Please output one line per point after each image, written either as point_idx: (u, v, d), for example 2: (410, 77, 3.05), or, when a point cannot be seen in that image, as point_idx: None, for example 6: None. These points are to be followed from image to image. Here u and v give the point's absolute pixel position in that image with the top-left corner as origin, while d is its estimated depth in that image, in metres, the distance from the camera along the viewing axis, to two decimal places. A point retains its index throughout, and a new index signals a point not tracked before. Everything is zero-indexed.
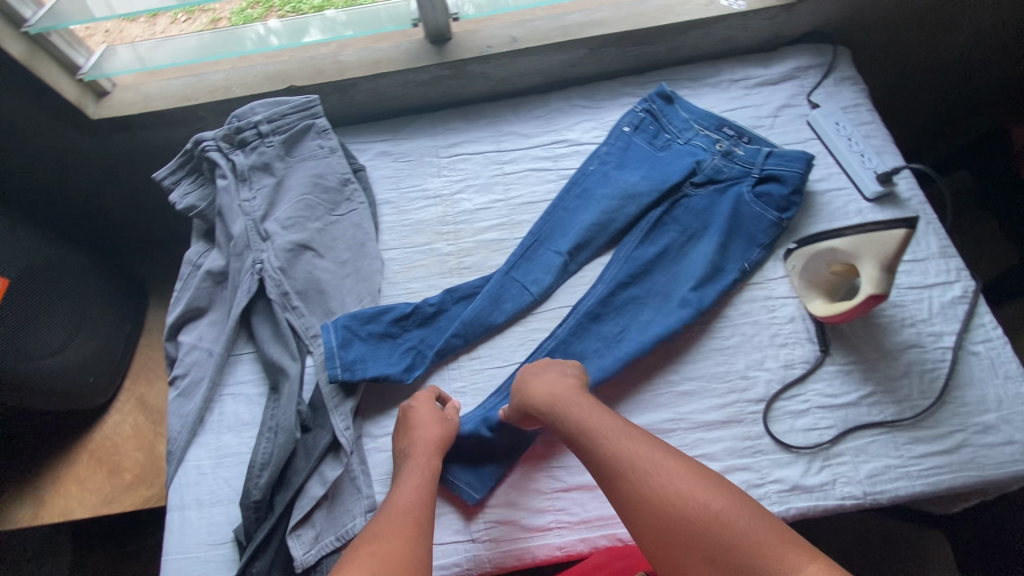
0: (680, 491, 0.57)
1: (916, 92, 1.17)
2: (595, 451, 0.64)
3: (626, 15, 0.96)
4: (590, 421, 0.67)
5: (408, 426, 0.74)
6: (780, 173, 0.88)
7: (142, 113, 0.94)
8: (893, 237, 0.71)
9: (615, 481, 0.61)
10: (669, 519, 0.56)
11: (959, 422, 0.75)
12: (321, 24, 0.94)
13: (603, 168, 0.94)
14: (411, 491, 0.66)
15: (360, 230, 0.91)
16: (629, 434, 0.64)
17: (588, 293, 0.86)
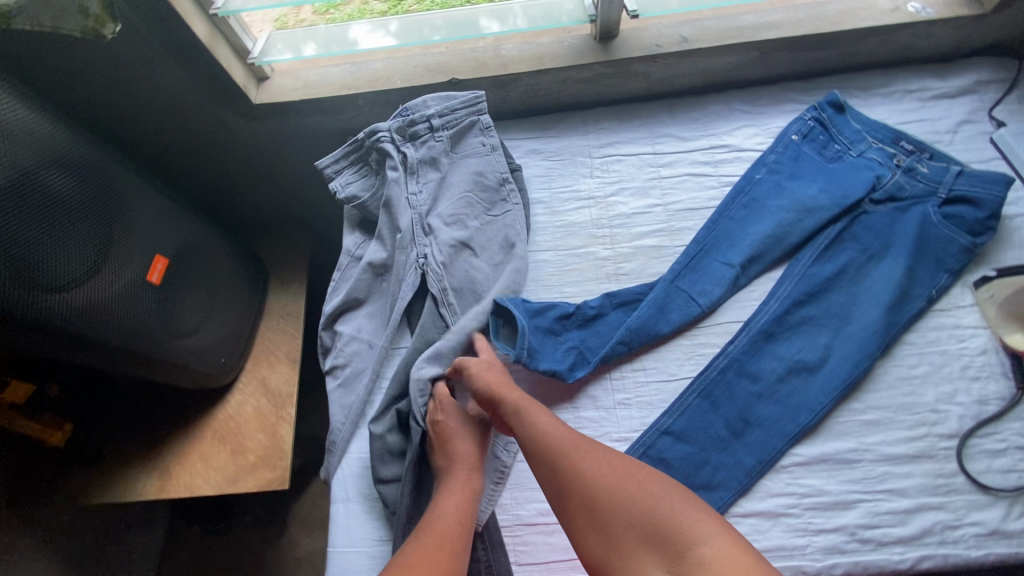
0: (609, 475, 0.60)
1: None
2: (531, 443, 0.66)
3: (804, 18, 0.91)
4: (525, 410, 0.68)
5: (442, 438, 0.72)
6: (974, 195, 0.81)
7: (302, 99, 0.93)
8: None
9: (548, 472, 0.63)
10: (599, 497, 0.58)
11: None
12: (480, 17, 0.93)
13: (772, 177, 0.90)
14: (446, 509, 0.65)
15: (515, 230, 0.87)
16: (556, 424, 0.67)
17: (760, 309, 0.82)
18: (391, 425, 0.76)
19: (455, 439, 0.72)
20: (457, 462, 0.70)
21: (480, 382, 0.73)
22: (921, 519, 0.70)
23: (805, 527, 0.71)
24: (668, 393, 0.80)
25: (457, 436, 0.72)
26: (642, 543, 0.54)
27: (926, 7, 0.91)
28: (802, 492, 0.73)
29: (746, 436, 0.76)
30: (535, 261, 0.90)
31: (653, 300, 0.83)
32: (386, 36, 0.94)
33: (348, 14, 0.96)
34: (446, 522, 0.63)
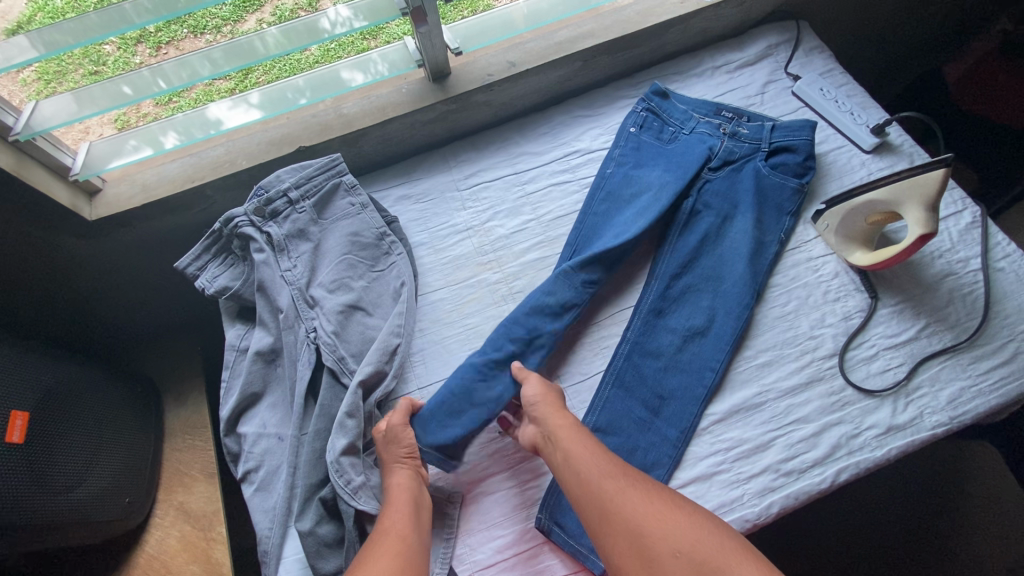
0: (660, 508, 0.61)
1: None
2: (572, 466, 0.68)
3: (611, 23, 1.00)
4: (565, 434, 0.70)
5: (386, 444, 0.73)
6: (789, 143, 0.92)
7: (144, 204, 0.88)
8: (932, 179, 0.76)
9: (587, 496, 0.65)
10: (643, 525, 0.60)
11: (1008, 333, 0.82)
12: (331, 76, 0.93)
13: (621, 169, 0.96)
14: (404, 500, 0.67)
15: (403, 281, 0.88)
16: (598, 453, 0.68)
17: (646, 291, 0.88)
18: (320, 516, 0.72)
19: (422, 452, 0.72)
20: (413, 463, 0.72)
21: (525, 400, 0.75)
22: (829, 437, 0.77)
23: (737, 478, 0.75)
24: (587, 393, 0.82)
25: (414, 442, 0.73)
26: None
27: None
28: (727, 447, 0.77)
29: (665, 411, 0.80)
30: (430, 303, 0.89)
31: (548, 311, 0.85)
32: (249, 108, 0.91)
33: (194, 99, 0.92)
34: (401, 512, 0.66)
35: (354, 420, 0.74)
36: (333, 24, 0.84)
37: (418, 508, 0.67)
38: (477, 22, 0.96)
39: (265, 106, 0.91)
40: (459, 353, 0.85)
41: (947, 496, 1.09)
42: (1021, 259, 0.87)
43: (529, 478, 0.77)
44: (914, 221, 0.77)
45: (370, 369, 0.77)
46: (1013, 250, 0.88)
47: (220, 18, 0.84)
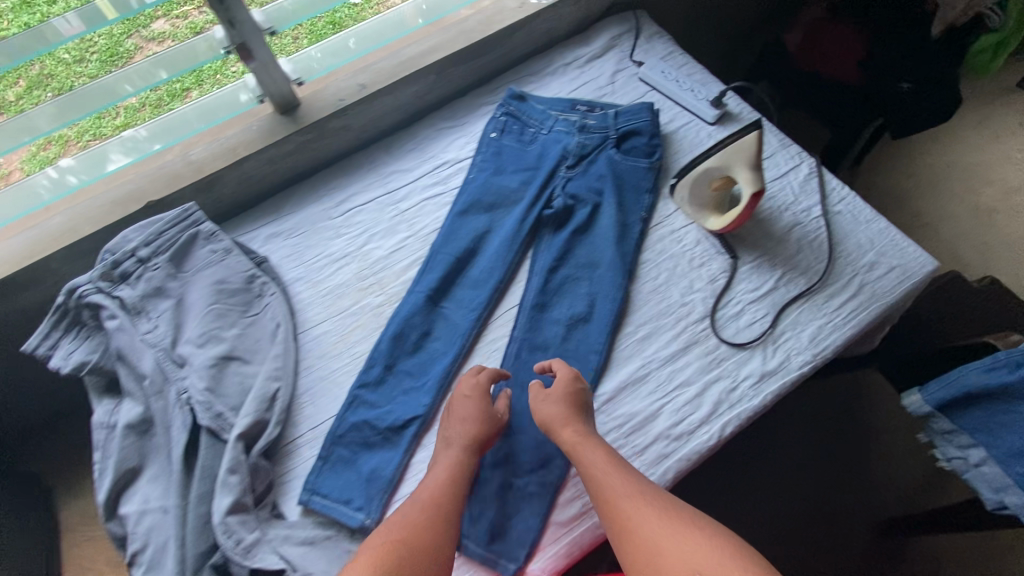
0: (674, 528, 0.62)
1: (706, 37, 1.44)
2: (592, 481, 0.69)
3: (455, 35, 1.02)
4: (586, 447, 0.71)
5: (450, 415, 0.76)
6: (635, 126, 0.99)
7: None
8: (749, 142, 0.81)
9: (607, 510, 0.66)
10: (660, 542, 0.61)
11: (852, 269, 0.90)
12: (195, 111, 0.92)
13: (482, 175, 0.99)
14: (434, 481, 0.69)
15: (278, 321, 0.86)
16: (619, 467, 0.69)
17: (527, 289, 0.90)
18: None
19: (473, 422, 0.74)
20: (452, 441, 0.73)
21: (546, 399, 0.76)
22: (710, 395, 0.82)
23: (633, 452, 0.78)
24: None
25: (464, 420, 0.74)
26: None
27: None
28: (619, 424, 0.80)
29: None
30: (313, 338, 0.87)
31: (421, 323, 0.86)
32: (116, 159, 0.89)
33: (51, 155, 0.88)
34: (431, 491, 0.68)
35: (238, 475, 0.71)
36: (179, 60, 0.85)
37: (456, 482, 0.69)
38: (324, 46, 0.97)
39: (125, 151, 0.90)
40: (349, 384, 0.83)
41: (852, 418, 1.25)
42: (853, 199, 0.96)
43: None
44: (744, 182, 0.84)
45: (249, 420, 0.75)
46: (845, 192, 0.97)
47: (86, 75, 0.82)
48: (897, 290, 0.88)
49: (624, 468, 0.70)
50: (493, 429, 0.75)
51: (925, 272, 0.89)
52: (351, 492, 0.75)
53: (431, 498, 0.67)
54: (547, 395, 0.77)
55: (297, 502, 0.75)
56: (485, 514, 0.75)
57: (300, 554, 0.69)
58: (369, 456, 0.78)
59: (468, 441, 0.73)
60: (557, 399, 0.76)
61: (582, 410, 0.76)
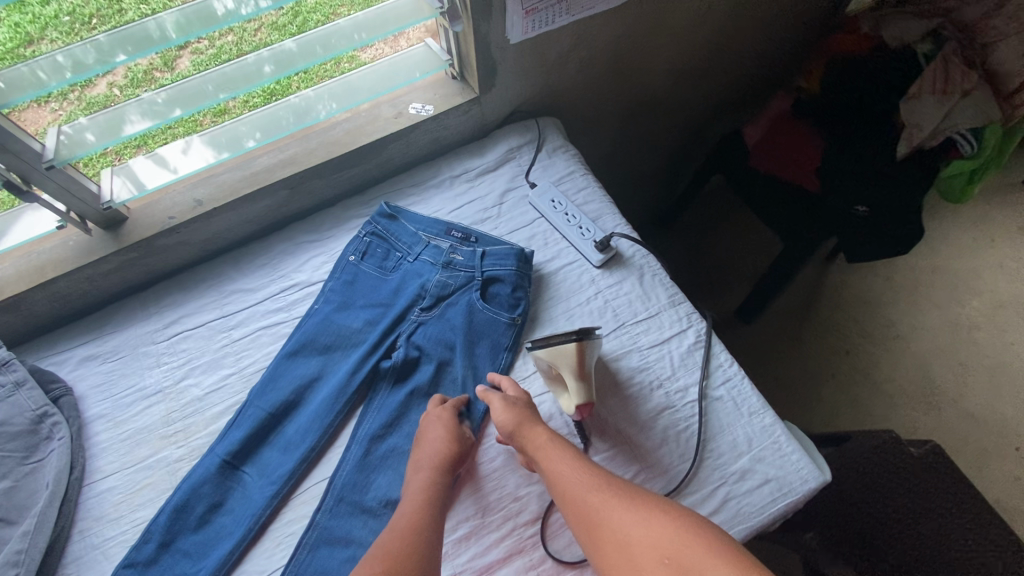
0: (633, 515, 0.59)
1: (654, 119, 1.33)
2: (554, 483, 0.67)
3: (316, 146, 0.92)
4: (543, 450, 0.71)
5: (420, 439, 0.76)
6: (499, 273, 0.88)
7: None
8: (570, 352, 0.73)
9: (577, 511, 0.63)
10: (623, 532, 0.57)
11: (719, 476, 0.76)
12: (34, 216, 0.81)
13: (325, 308, 0.88)
14: (414, 496, 0.70)
15: (53, 478, 0.76)
16: (581, 466, 0.68)
17: (344, 459, 0.79)
18: None
19: (434, 441, 0.75)
20: (422, 463, 0.74)
21: (497, 406, 0.76)
22: None
23: None
24: None
25: (432, 440, 0.75)
26: None
27: (425, 105, 0.95)
28: None
29: None
30: (97, 494, 0.78)
31: (210, 492, 0.76)
32: None
33: None
34: (412, 508, 0.68)
35: None
36: None
37: (429, 501, 0.69)
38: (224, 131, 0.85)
39: None
40: (118, 559, 0.74)
41: None
42: (740, 382, 0.83)
43: None
44: (571, 390, 0.75)
45: None
46: (732, 371, 0.84)
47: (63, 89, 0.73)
48: (768, 511, 0.74)
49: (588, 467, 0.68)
50: (462, 448, 0.75)
51: (807, 491, 0.75)
52: None
53: (412, 516, 0.67)
54: (498, 397, 0.77)
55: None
56: None
57: None
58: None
59: (437, 460, 0.73)
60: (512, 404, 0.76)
61: (533, 413, 0.76)
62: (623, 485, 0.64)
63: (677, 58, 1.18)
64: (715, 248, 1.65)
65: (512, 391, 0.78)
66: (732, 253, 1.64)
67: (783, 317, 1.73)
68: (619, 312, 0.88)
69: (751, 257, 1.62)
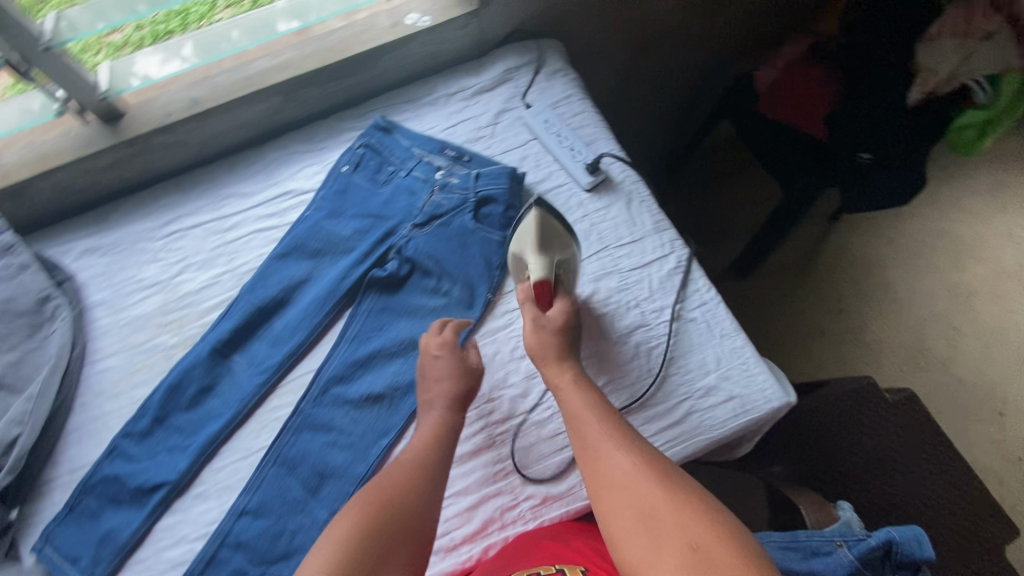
0: (659, 488, 0.56)
1: (662, 53, 1.29)
2: (579, 431, 0.67)
3: (312, 53, 0.91)
4: (574, 396, 0.71)
5: (425, 376, 0.76)
6: (492, 193, 0.89)
7: None
8: (530, 222, 0.82)
9: (601, 471, 0.61)
10: (645, 504, 0.56)
11: (684, 391, 0.79)
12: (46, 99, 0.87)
13: (316, 216, 0.90)
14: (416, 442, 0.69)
15: (55, 355, 0.81)
16: (607, 419, 0.67)
17: (331, 356, 0.83)
18: None
19: (449, 379, 0.75)
20: (432, 402, 0.74)
21: (546, 330, 0.77)
22: (483, 510, 0.75)
23: None
24: (248, 471, 0.77)
25: (435, 378, 0.75)
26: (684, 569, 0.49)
27: (423, 16, 0.93)
28: None
29: (324, 489, 0.76)
30: (97, 373, 0.83)
31: (201, 376, 0.81)
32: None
33: None
34: (414, 453, 0.68)
35: None
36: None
37: (432, 443, 0.69)
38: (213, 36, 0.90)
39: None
40: (117, 430, 0.79)
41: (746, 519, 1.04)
42: (715, 307, 0.84)
43: (167, 568, 0.73)
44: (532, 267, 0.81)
45: None
46: (709, 296, 0.85)
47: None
48: (728, 425, 0.77)
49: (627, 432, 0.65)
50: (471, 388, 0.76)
51: (768, 410, 0.78)
52: (81, 550, 0.73)
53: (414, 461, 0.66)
54: (548, 321, 0.78)
55: (30, 550, 0.73)
56: None
57: None
58: (112, 514, 0.75)
59: (449, 400, 0.73)
60: (553, 330, 0.78)
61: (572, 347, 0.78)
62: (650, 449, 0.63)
63: None
64: (711, 202, 1.64)
65: (557, 313, 0.79)
66: (730, 205, 1.62)
67: (781, 273, 1.72)
68: (604, 235, 0.89)
69: (747, 211, 1.62)
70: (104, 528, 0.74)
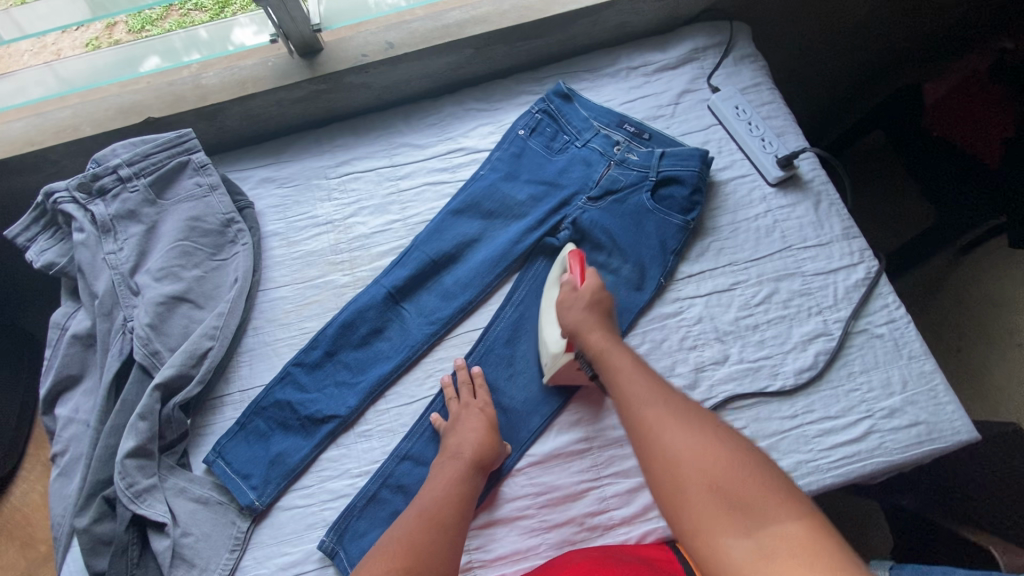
0: (689, 435, 0.57)
1: (825, 54, 1.26)
2: (614, 383, 0.67)
3: (509, 9, 0.90)
4: (612, 357, 0.69)
5: (455, 425, 0.73)
6: (677, 174, 0.85)
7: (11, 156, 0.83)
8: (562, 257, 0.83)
9: (629, 418, 0.63)
10: (676, 446, 0.57)
11: (866, 408, 0.75)
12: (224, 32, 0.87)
13: (492, 176, 0.90)
14: (441, 493, 0.67)
15: (238, 277, 0.83)
16: (643, 377, 0.66)
17: (498, 317, 0.83)
18: (99, 514, 0.70)
19: (476, 436, 0.71)
20: (456, 453, 0.70)
21: (575, 307, 0.76)
22: (644, 496, 0.73)
23: (540, 525, 0.72)
24: (410, 418, 0.78)
25: (468, 431, 0.72)
26: (717, 512, 0.51)
27: None
28: (538, 491, 0.73)
29: None
30: (271, 300, 0.85)
31: (371, 318, 0.82)
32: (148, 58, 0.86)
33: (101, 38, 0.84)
34: (440, 509, 0.65)
35: (147, 422, 0.70)
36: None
37: (461, 499, 0.67)
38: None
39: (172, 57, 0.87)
40: (287, 358, 0.81)
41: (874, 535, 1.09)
42: (905, 326, 0.80)
43: (329, 498, 0.74)
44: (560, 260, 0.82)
45: (170, 371, 0.73)
46: (898, 313, 0.81)
47: None
48: (912, 451, 0.73)
49: (659, 384, 0.66)
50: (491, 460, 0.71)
51: (957, 442, 0.74)
52: (252, 468, 0.75)
53: (430, 510, 0.65)
54: (578, 296, 0.76)
55: (203, 460, 0.75)
56: (369, 534, 0.72)
57: (188, 511, 0.72)
58: (281, 438, 0.77)
59: (471, 460, 0.70)
60: (586, 304, 0.75)
61: (607, 317, 0.75)
62: (682, 402, 0.63)
63: None
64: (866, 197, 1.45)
65: (590, 288, 0.76)
66: (887, 208, 1.43)
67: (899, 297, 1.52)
68: (787, 234, 0.85)
69: (908, 217, 1.40)
70: (273, 451, 0.76)
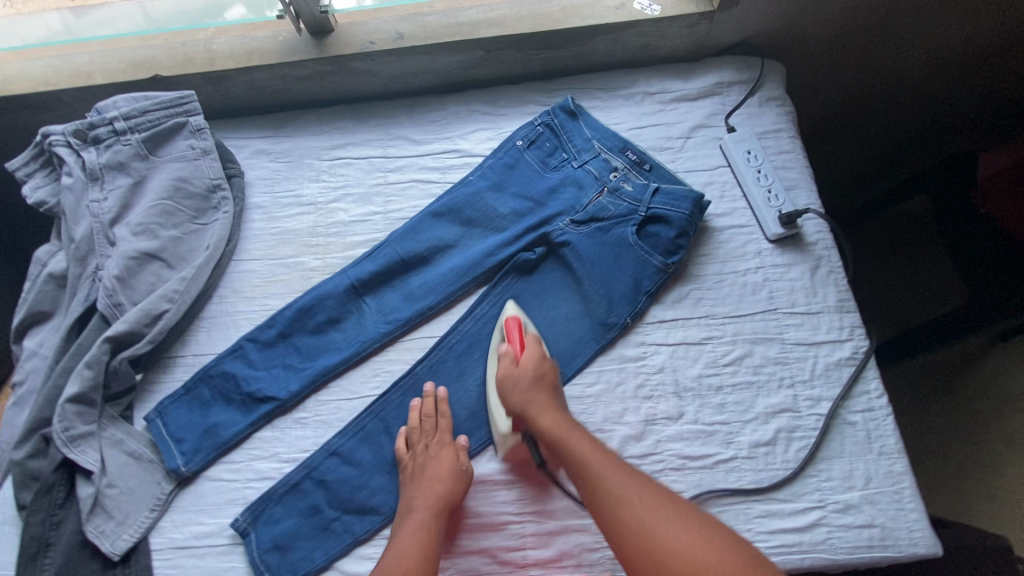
0: (670, 523, 0.58)
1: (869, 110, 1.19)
2: (583, 479, 0.64)
3: (526, 14, 0.87)
4: (573, 439, 0.67)
5: (415, 473, 0.70)
6: (667, 213, 0.81)
7: (33, 91, 0.87)
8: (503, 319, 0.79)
9: (603, 508, 0.61)
10: (661, 537, 0.57)
11: (818, 497, 0.70)
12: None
13: (480, 184, 0.88)
14: (406, 550, 0.64)
15: (211, 244, 0.84)
16: (610, 466, 0.64)
17: (455, 328, 0.81)
18: (35, 450, 0.72)
19: (439, 477, 0.69)
20: (415, 504, 0.68)
21: (519, 385, 0.71)
22: (562, 541, 0.70)
23: (450, 549, 0.70)
24: (348, 414, 0.77)
25: (429, 478, 0.69)
26: None
27: (652, 4, 0.87)
28: (456, 514, 0.71)
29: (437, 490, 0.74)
30: (241, 271, 0.86)
31: (330, 307, 0.82)
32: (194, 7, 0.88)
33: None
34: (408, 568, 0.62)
35: (92, 371, 0.72)
36: None
37: (429, 552, 0.64)
38: None
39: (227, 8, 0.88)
40: (244, 332, 0.82)
41: None
42: (883, 419, 0.74)
43: (254, 478, 0.74)
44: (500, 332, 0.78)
45: (124, 326, 0.74)
46: (879, 403, 0.74)
47: None
48: (859, 554, 0.67)
49: (623, 469, 0.64)
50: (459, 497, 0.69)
51: (911, 554, 0.68)
52: (186, 433, 0.76)
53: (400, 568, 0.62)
54: (520, 374, 0.72)
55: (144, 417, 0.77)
56: (284, 521, 0.72)
57: (118, 463, 0.73)
58: (221, 409, 0.78)
59: (434, 508, 0.67)
60: (531, 380, 0.71)
61: (554, 392, 0.72)
62: (652, 485, 0.63)
63: (941, 49, 1.02)
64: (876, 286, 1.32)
65: (531, 360, 0.72)
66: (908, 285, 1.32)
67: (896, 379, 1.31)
68: (776, 295, 0.80)
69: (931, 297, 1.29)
70: (212, 420, 0.77)
